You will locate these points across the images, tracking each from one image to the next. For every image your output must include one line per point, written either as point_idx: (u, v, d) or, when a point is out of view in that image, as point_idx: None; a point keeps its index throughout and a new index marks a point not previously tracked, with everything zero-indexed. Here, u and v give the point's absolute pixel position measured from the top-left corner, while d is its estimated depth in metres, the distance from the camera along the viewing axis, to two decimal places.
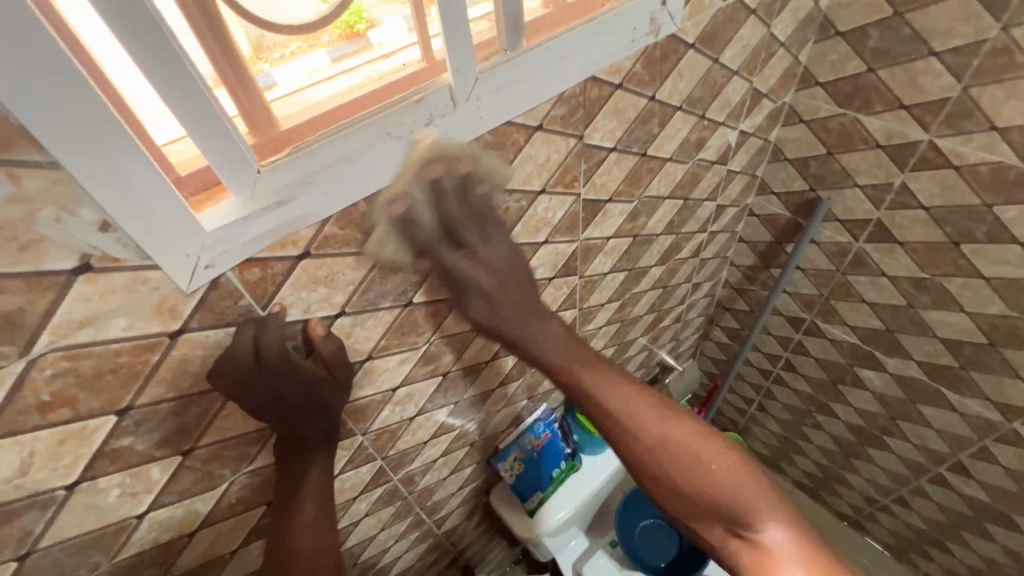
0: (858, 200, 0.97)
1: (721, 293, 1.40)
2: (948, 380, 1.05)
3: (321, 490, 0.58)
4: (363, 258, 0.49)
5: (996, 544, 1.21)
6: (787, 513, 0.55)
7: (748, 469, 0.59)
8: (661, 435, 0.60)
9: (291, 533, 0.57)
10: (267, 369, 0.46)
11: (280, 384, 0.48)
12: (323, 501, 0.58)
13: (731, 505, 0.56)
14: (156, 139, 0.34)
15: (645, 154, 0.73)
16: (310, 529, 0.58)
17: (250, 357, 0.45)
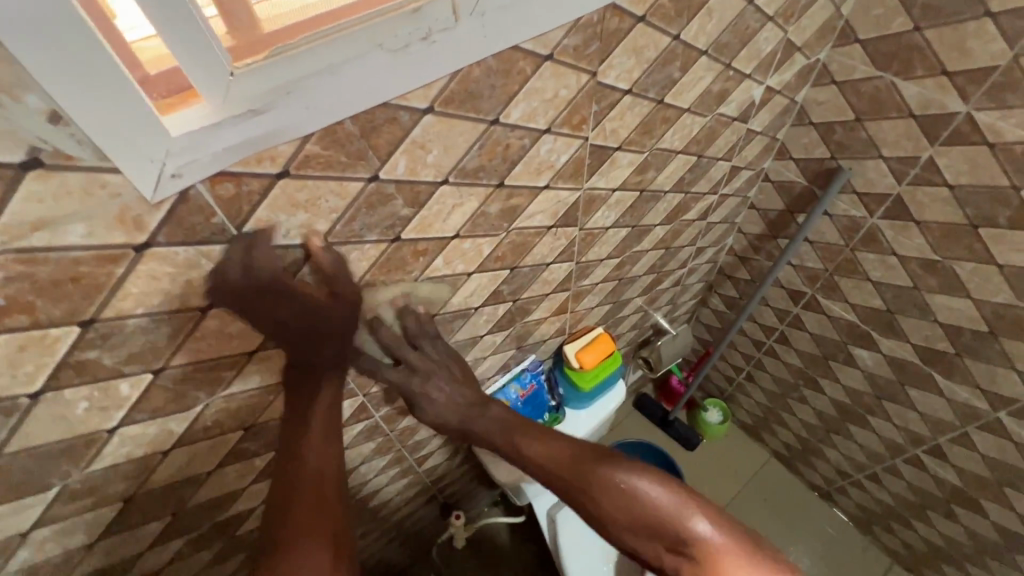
0: (880, 172, 0.92)
1: (724, 259, 1.36)
2: (941, 366, 1.04)
3: (330, 406, 0.58)
4: (346, 184, 0.45)
5: (959, 525, 1.24)
6: (716, 515, 0.60)
7: (669, 482, 0.62)
8: (588, 475, 0.63)
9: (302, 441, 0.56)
10: (291, 286, 0.47)
11: (292, 300, 0.48)
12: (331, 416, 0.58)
13: (676, 529, 0.59)
14: (124, 33, 0.30)
15: (662, 101, 0.68)
16: (320, 442, 0.57)
17: (271, 270, 0.45)
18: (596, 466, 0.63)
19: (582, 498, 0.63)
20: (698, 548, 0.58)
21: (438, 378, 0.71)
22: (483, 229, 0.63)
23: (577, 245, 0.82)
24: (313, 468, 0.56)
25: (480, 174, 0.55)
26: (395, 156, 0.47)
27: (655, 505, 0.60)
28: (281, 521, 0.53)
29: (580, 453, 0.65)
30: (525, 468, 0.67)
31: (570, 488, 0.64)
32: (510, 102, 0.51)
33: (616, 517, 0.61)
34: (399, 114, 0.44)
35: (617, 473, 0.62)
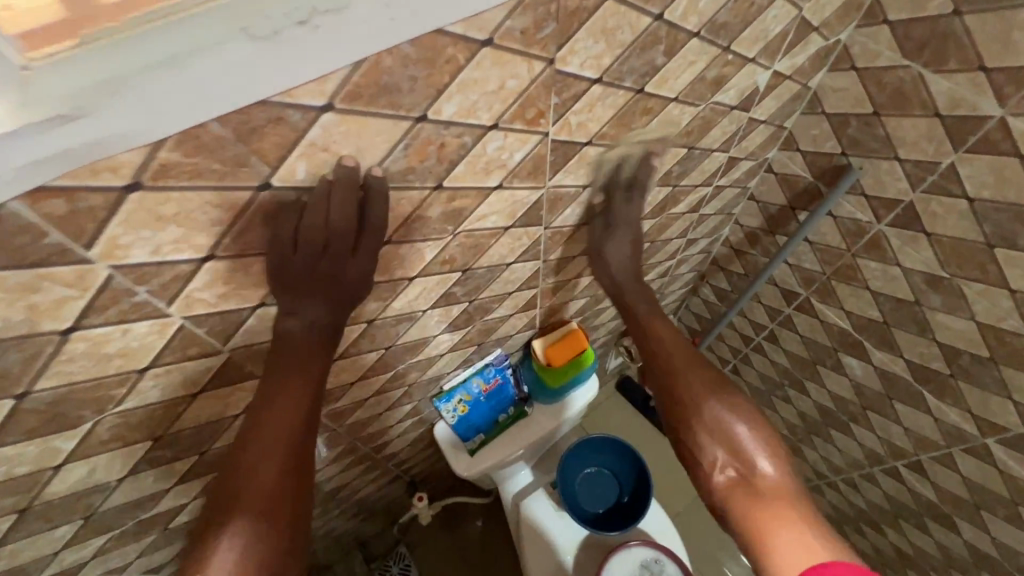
0: (894, 175, 0.82)
1: (719, 250, 1.28)
2: (934, 386, 0.97)
3: (315, 380, 0.52)
4: (226, 194, 0.38)
5: (930, 538, 1.22)
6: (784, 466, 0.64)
7: (755, 422, 0.67)
8: (686, 376, 0.71)
9: (278, 396, 0.50)
10: (316, 242, 0.44)
11: (319, 258, 0.46)
12: (313, 390, 0.52)
13: (743, 451, 0.64)
14: None
15: (642, 90, 0.58)
16: (297, 416, 0.51)
17: (293, 229, 0.43)
18: (697, 375, 0.71)
19: (677, 389, 0.71)
20: (754, 476, 0.62)
21: (620, 235, 0.78)
22: (421, 233, 0.55)
23: (544, 244, 0.74)
24: (286, 429, 0.50)
25: (408, 176, 0.47)
26: (290, 160, 0.39)
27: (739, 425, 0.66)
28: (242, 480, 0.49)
29: (691, 355, 0.74)
30: (641, 341, 0.78)
31: (671, 378, 0.72)
32: (439, 96, 0.42)
33: (699, 414, 0.68)
34: (285, 113, 0.36)
35: (713, 387, 0.70)
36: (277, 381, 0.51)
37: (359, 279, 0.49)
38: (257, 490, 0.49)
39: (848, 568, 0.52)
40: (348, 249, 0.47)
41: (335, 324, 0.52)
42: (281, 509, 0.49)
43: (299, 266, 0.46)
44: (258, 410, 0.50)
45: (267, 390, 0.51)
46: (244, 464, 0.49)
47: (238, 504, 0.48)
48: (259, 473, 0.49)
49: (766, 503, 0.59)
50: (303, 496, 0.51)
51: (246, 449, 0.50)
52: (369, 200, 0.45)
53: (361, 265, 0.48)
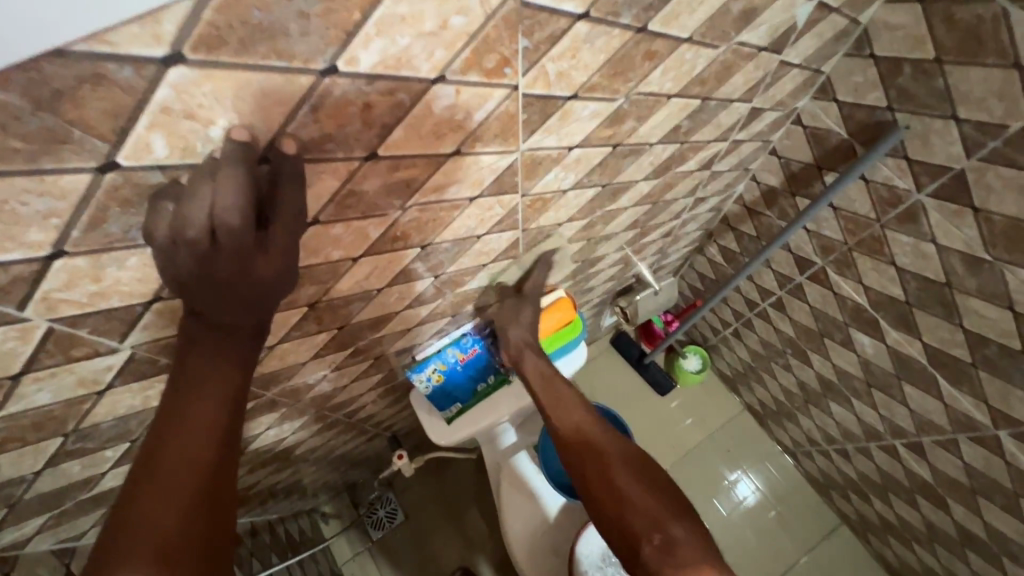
0: (947, 138, 0.69)
1: (731, 208, 1.15)
2: (950, 372, 0.89)
3: (231, 401, 0.41)
4: (52, 178, 0.28)
5: (918, 513, 1.20)
6: (688, 524, 0.67)
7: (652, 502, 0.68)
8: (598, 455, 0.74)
9: (183, 412, 0.39)
10: (196, 240, 0.32)
11: (207, 257, 0.33)
12: (229, 412, 0.41)
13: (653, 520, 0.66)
14: None
15: (644, 29, 0.45)
16: (209, 446, 0.40)
17: (168, 227, 0.32)
18: (607, 449, 0.75)
19: (606, 469, 0.72)
20: (665, 544, 0.64)
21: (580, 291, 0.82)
22: (359, 210, 0.45)
23: (523, 213, 0.63)
24: (195, 452, 0.39)
25: (326, 145, 0.36)
26: (138, 131, 0.28)
27: (659, 500, 0.69)
28: (138, 521, 0.37)
29: (610, 435, 0.77)
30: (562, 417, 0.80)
31: (598, 458, 0.73)
32: (350, 40, 0.30)
33: (625, 495, 0.69)
34: (101, 68, 0.24)
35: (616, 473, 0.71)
36: (180, 403, 0.40)
37: (277, 274, 0.37)
38: (156, 534, 0.37)
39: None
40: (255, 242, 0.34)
41: (257, 325, 0.41)
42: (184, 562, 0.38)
43: (190, 274, 0.35)
44: (158, 437, 0.39)
45: (166, 415, 0.39)
46: (144, 496, 0.38)
47: (135, 552, 0.36)
48: (158, 516, 0.38)
49: (688, 571, 0.61)
50: (219, 544, 0.40)
51: (142, 489, 0.38)
52: (278, 181, 0.34)
53: (278, 261, 0.36)
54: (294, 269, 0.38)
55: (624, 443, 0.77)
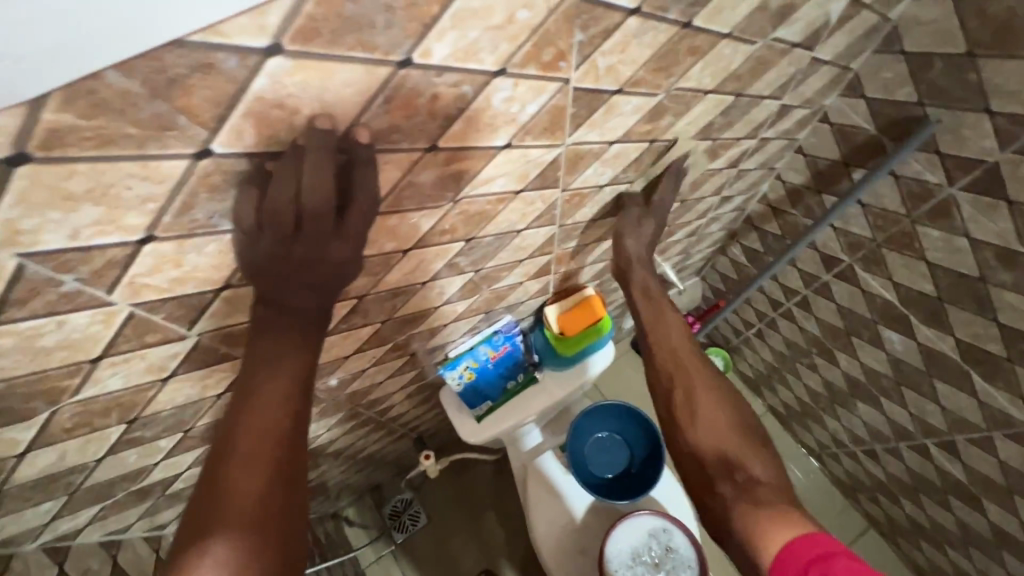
0: (980, 131, 0.69)
1: (754, 208, 1.16)
2: (984, 367, 0.89)
3: (302, 377, 0.43)
4: (154, 163, 0.30)
5: (950, 514, 1.18)
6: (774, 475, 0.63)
7: (740, 445, 0.65)
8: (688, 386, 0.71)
9: (259, 387, 0.41)
10: (285, 225, 0.36)
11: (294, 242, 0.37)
12: (301, 388, 0.43)
13: (737, 461, 0.64)
14: None
15: (690, 24, 0.46)
16: (284, 418, 0.42)
17: (254, 212, 0.35)
18: (700, 385, 0.71)
19: (693, 405, 0.69)
20: (748, 486, 0.61)
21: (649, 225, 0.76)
22: (414, 201, 0.46)
23: (561, 208, 0.65)
24: (271, 423, 0.41)
25: (394, 136, 0.38)
26: (234, 119, 0.30)
27: (745, 445, 0.65)
28: (222, 487, 0.40)
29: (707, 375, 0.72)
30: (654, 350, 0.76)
31: (687, 397, 0.70)
32: (426, 32, 0.32)
33: (709, 438, 0.66)
34: (211, 58, 0.26)
35: (705, 411, 0.68)
36: (256, 379, 0.42)
37: (348, 258, 0.40)
38: (238, 505, 0.39)
39: (833, 543, 0.52)
40: (331, 227, 0.38)
41: (322, 308, 0.44)
42: (266, 531, 0.39)
43: (271, 256, 0.38)
44: (235, 413, 0.41)
45: (243, 390, 0.42)
46: (227, 463, 0.40)
47: (224, 513, 0.39)
48: (239, 485, 0.39)
49: (765, 511, 0.57)
50: (298, 508, 0.42)
51: (225, 458, 0.40)
52: (353, 168, 0.37)
53: (351, 246, 0.39)
54: (361, 255, 0.41)
55: (723, 386, 0.71)
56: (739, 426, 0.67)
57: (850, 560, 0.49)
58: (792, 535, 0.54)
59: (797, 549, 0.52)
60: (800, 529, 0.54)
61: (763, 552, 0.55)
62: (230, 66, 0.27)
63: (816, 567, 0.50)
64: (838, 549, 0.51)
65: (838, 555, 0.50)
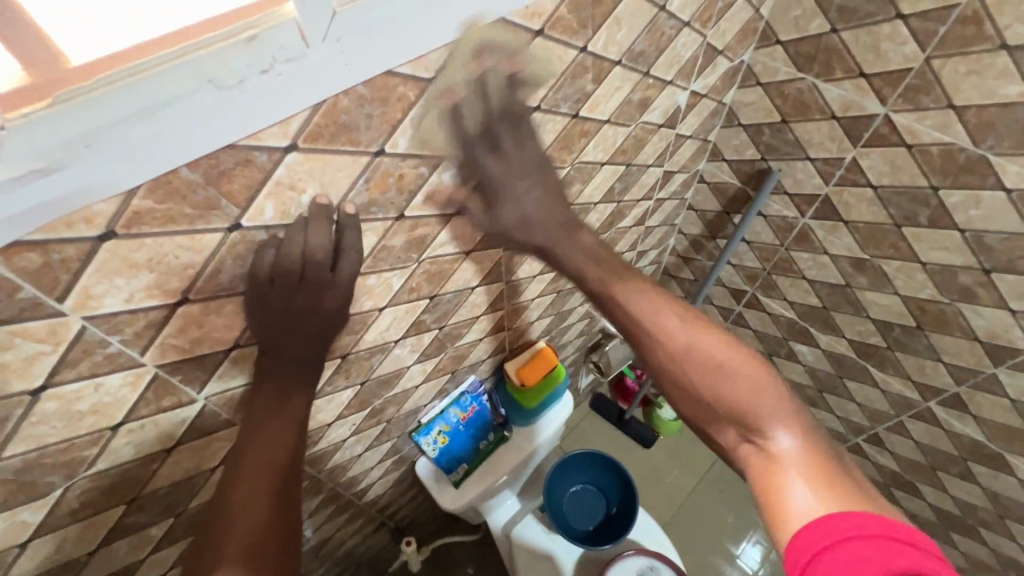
0: (808, 173, 0.92)
1: (668, 260, 1.35)
2: (875, 359, 1.06)
3: (299, 419, 0.52)
4: (199, 237, 0.39)
5: (900, 507, 1.28)
6: (798, 422, 0.49)
7: (754, 392, 0.51)
8: (672, 349, 0.55)
9: (260, 427, 0.51)
10: (293, 275, 0.45)
11: (296, 291, 0.47)
12: (299, 428, 0.52)
13: (752, 419, 0.50)
14: None
15: (577, 115, 0.64)
16: (283, 454, 0.51)
17: (270, 265, 0.44)
18: (687, 339, 0.55)
19: (683, 366, 0.54)
20: (770, 450, 0.49)
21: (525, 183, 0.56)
22: (387, 262, 0.57)
23: (505, 265, 0.78)
24: (271, 458, 0.50)
25: (372, 208, 0.50)
26: (259, 200, 0.41)
27: (754, 402, 0.50)
28: (223, 517, 0.48)
29: (691, 325, 0.55)
30: (618, 320, 0.58)
31: (678, 369, 0.54)
32: (394, 131, 0.46)
33: (705, 406, 0.53)
34: (250, 156, 0.38)
35: (699, 370, 0.53)
36: (261, 422, 0.51)
37: (338, 305, 0.50)
38: (241, 537, 0.47)
39: (867, 520, 0.42)
40: (327, 275, 0.48)
41: (316, 359, 0.53)
42: (265, 557, 0.47)
43: (279, 303, 0.47)
44: (241, 452, 0.50)
45: (249, 433, 0.50)
46: (233, 496, 0.48)
47: (227, 543, 0.47)
48: (243, 514, 0.48)
49: (792, 482, 0.46)
50: (291, 533, 0.50)
51: (233, 490, 0.49)
52: (342, 232, 0.47)
53: (341, 294, 0.50)
54: (347, 305, 0.51)
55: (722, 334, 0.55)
56: (748, 373, 0.52)
57: (876, 547, 0.40)
58: (813, 517, 0.44)
59: (807, 542, 0.43)
60: (826, 507, 0.44)
61: (781, 540, 0.46)
62: (259, 161, 0.39)
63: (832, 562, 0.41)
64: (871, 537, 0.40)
65: (856, 540, 0.41)
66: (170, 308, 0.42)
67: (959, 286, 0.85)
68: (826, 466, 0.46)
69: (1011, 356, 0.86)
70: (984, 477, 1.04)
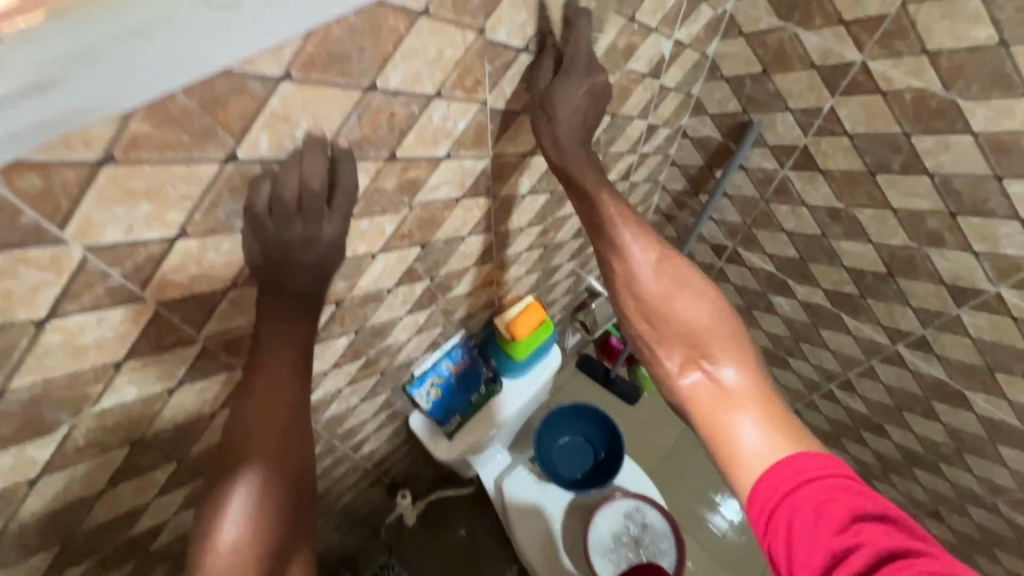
0: (788, 124, 0.94)
1: (653, 218, 1.38)
2: (848, 307, 1.11)
3: (304, 344, 0.53)
4: (195, 167, 0.40)
5: (869, 449, 1.36)
6: (751, 363, 0.55)
7: (710, 326, 0.57)
8: (643, 276, 0.60)
9: (271, 349, 0.52)
10: (291, 203, 0.46)
11: (293, 218, 0.47)
12: (304, 352, 0.53)
13: (705, 348, 0.56)
14: None
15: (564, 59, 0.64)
16: (291, 376, 0.52)
17: (267, 195, 0.45)
18: (659, 270, 0.60)
19: (654, 293, 0.60)
20: (717, 377, 0.54)
21: (574, 80, 0.60)
22: (380, 206, 0.58)
23: (494, 215, 0.79)
24: (279, 379, 0.52)
25: (364, 146, 0.50)
26: (253, 131, 0.41)
27: (706, 335, 0.57)
28: (242, 433, 0.50)
29: (667, 259, 0.61)
30: (599, 243, 0.63)
31: (648, 289, 0.60)
32: (385, 65, 0.46)
33: (667, 329, 0.58)
34: (244, 83, 0.38)
35: (670, 297, 0.59)
36: (273, 343, 0.52)
37: (335, 238, 0.50)
38: (257, 452, 0.50)
39: (820, 460, 0.46)
40: (324, 206, 0.48)
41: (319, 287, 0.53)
42: (282, 471, 0.50)
43: (276, 234, 0.48)
44: (252, 374, 0.51)
45: (257, 357, 0.52)
46: (248, 417, 0.50)
47: (245, 454, 0.49)
48: (258, 430, 0.50)
49: (738, 411, 0.51)
50: (304, 452, 0.53)
51: (246, 409, 0.51)
52: (337, 164, 0.48)
53: (337, 224, 0.50)
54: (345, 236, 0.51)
55: (695, 273, 0.61)
56: (709, 308, 0.58)
57: (832, 484, 0.43)
58: (769, 462, 0.47)
59: (772, 486, 0.46)
60: (782, 446, 0.48)
61: (738, 476, 0.49)
62: (253, 88, 0.39)
63: (791, 497, 0.44)
64: (828, 471, 0.44)
65: (814, 478, 0.44)
66: (168, 241, 0.42)
67: (927, 231, 0.89)
68: (771, 402, 0.52)
69: (973, 297, 0.91)
70: (946, 415, 1.11)
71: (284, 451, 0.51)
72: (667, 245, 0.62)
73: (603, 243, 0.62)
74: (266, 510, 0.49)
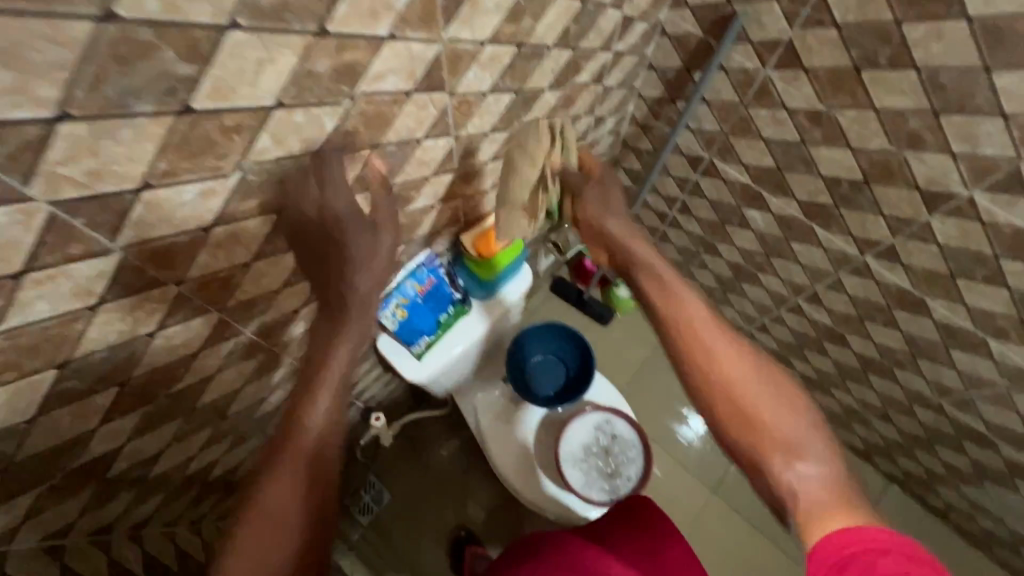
0: (773, 16, 0.87)
1: (627, 130, 1.31)
2: (821, 218, 1.09)
3: (362, 305, 0.67)
4: (62, 23, 0.32)
5: (829, 359, 1.41)
6: (837, 468, 0.56)
7: (796, 421, 0.59)
8: (724, 369, 0.63)
9: (339, 323, 0.66)
10: None
11: None
12: (360, 323, 0.67)
13: (786, 442, 0.57)
14: None
15: None
16: (348, 337, 0.67)
17: None
18: (740, 362, 0.63)
19: (729, 382, 0.62)
20: (801, 477, 0.55)
21: (609, 186, 0.83)
22: (315, 95, 0.51)
23: (452, 116, 0.72)
24: (342, 338, 0.67)
25: (284, 13, 0.42)
26: None
27: (788, 428, 0.58)
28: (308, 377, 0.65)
29: (749, 356, 0.64)
30: (679, 339, 0.67)
31: (718, 376, 0.63)
32: None
33: (737, 408, 0.60)
34: None
35: (748, 383, 0.61)
36: (337, 306, 0.66)
37: None
38: (263, 494, 0.60)
39: (893, 538, 0.46)
40: None
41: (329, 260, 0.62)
42: (285, 524, 0.59)
43: None
44: (326, 326, 0.67)
45: (331, 316, 0.67)
46: (316, 348, 0.67)
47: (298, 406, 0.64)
48: (317, 371, 0.66)
49: (823, 507, 0.52)
50: (317, 541, 0.61)
51: (318, 367, 0.66)
52: None
53: None
54: None
55: (771, 370, 0.63)
56: (791, 406, 0.60)
57: (909, 561, 0.43)
58: (833, 531, 0.49)
59: (835, 547, 0.47)
60: (847, 524, 0.49)
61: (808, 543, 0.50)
62: None
63: (855, 566, 0.45)
64: (886, 542, 0.45)
65: (880, 551, 0.45)
66: (47, 123, 0.35)
67: (907, 133, 0.86)
68: (852, 505, 0.52)
69: (945, 201, 0.89)
70: (905, 322, 1.13)
71: (305, 481, 0.61)
72: (755, 349, 0.65)
73: (681, 332, 0.67)
74: (273, 544, 0.58)
